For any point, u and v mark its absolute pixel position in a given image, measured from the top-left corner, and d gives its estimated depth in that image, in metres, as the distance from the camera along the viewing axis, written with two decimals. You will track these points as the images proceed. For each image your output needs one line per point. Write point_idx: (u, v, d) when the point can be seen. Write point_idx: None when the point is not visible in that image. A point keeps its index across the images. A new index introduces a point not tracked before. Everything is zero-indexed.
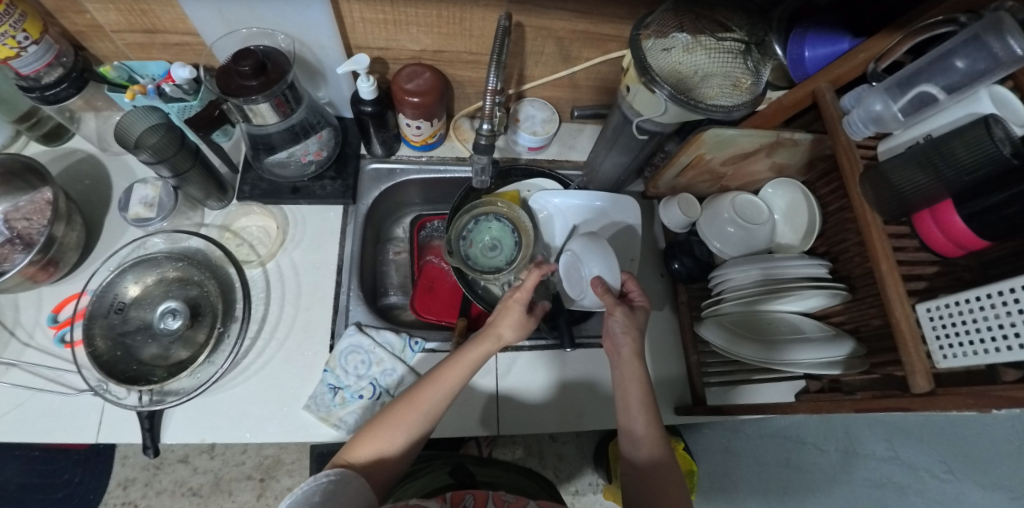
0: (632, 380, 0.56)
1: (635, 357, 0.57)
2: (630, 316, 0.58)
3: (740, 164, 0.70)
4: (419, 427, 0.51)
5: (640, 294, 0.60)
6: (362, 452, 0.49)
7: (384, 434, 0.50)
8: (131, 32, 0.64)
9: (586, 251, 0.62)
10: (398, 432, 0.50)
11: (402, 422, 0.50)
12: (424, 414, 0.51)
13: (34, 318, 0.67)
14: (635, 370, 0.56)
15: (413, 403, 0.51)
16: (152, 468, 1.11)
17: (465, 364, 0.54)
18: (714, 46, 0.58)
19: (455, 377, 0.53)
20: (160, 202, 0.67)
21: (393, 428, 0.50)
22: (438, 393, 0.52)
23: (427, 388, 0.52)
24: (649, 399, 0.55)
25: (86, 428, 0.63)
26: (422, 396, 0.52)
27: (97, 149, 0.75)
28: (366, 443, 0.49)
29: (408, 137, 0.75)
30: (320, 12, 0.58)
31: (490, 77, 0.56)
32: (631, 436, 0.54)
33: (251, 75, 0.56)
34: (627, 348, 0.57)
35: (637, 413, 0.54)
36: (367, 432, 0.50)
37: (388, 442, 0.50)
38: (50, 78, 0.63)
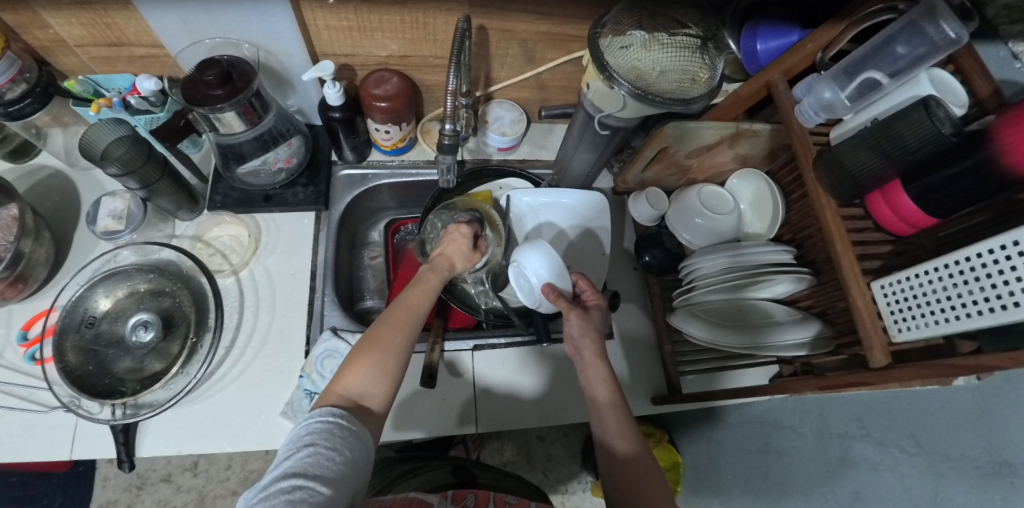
0: (597, 381, 0.57)
1: (598, 358, 0.58)
2: (585, 318, 0.60)
3: (704, 156, 0.72)
4: (404, 343, 0.49)
5: (592, 294, 0.63)
6: (350, 378, 0.45)
7: (372, 357, 0.47)
8: (95, 46, 0.64)
9: (535, 259, 0.62)
10: (385, 350, 0.48)
11: (386, 339, 0.48)
12: (406, 330, 0.50)
13: (4, 336, 0.67)
14: (598, 371, 0.58)
15: (395, 323, 0.50)
16: (135, 489, 1.08)
17: (430, 287, 0.56)
18: (670, 42, 0.61)
19: (423, 294, 0.55)
20: (129, 215, 0.67)
21: (381, 349, 0.47)
22: (414, 311, 0.52)
23: (402, 308, 0.52)
24: (618, 396, 0.56)
25: (61, 444, 0.63)
26: (399, 316, 0.51)
27: (65, 164, 0.75)
28: (356, 369, 0.46)
29: (379, 142, 0.76)
30: (284, 19, 0.60)
31: (451, 78, 0.55)
32: (603, 429, 0.54)
33: (216, 84, 0.57)
34: (588, 349, 0.59)
35: (604, 406, 0.55)
36: (351, 359, 0.47)
37: (377, 364, 0.47)
38: (14, 94, 0.64)
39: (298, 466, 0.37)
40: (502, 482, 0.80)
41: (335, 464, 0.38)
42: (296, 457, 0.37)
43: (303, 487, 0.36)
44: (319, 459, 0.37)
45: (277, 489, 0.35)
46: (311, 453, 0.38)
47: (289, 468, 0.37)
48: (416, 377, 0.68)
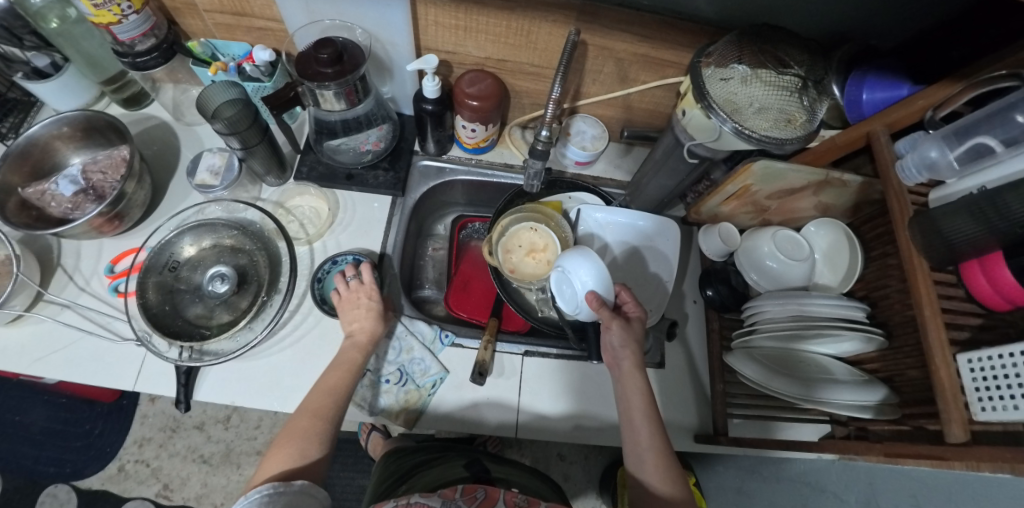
0: (635, 391, 0.57)
1: (636, 370, 0.59)
2: (627, 328, 0.60)
3: (785, 200, 0.71)
4: (322, 429, 0.54)
5: (634, 306, 0.62)
6: (272, 465, 0.50)
7: (294, 443, 0.52)
8: (221, 13, 0.69)
9: (578, 263, 0.60)
10: (307, 436, 0.53)
11: (301, 428, 0.53)
12: (324, 416, 0.55)
13: (93, 266, 0.72)
14: (636, 384, 0.58)
15: (311, 410, 0.56)
16: (169, 431, 1.16)
17: (346, 368, 0.61)
18: (773, 80, 0.61)
19: (341, 375, 0.60)
20: (225, 170, 0.72)
21: (301, 436, 0.53)
22: (331, 394, 0.57)
23: (316, 395, 0.57)
24: (654, 415, 0.56)
25: (126, 375, 0.67)
26: (318, 403, 0.56)
27: (171, 117, 0.81)
28: (278, 454, 0.51)
29: (462, 139, 0.78)
30: (399, 12, 0.63)
31: (557, 87, 0.58)
32: (635, 450, 0.54)
33: (328, 63, 0.60)
34: (627, 361, 0.59)
35: (641, 430, 0.54)
36: (275, 446, 0.52)
37: (299, 450, 0.52)
38: (144, 46, 0.70)
39: None
40: (515, 478, 0.78)
41: None
42: None
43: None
44: None
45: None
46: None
47: None
48: (466, 373, 0.69)
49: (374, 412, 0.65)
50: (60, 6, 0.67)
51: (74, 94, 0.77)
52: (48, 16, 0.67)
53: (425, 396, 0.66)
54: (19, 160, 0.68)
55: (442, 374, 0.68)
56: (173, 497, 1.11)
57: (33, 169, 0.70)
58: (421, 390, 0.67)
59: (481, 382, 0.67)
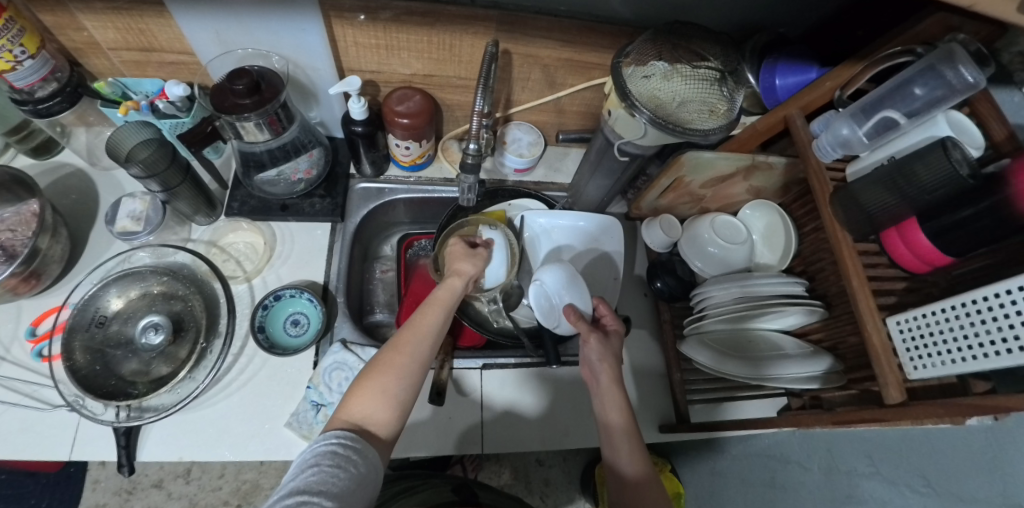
0: (613, 408, 0.55)
1: (614, 384, 0.57)
2: (604, 342, 0.60)
3: (719, 187, 0.73)
4: (411, 367, 0.50)
5: (612, 319, 0.63)
6: (359, 403, 0.46)
7: (376, 380, 0.48)
8: (128, 50, 0.66)
9: (557, 279, 0.65)
10: (394, 373, 0.49)
11: (390, 363, 0.49)
12: (414, 352, 0.51)
13: (12, 331, 0.67)
14: (614, 401, 0.56)
15: (399, 345, 0.51)
16: (125, 494, 1.09)
17: (440, 304, 0.57)
18: (691, 74, 0.63)
19: (435, 313, 0.56)
20: (149, 216, 0.67)
21: (386, 372, 0.48)
22: (423, 333, 0.53)
23: (406, 331, 0.53)
24: (634, 432, 0.54)
25: (61, 444, 0.62)
26: (409, 339, 0.52)
27: (87, 163, 0.76)
28: (365, 390, 0.47)
29: (397, 158, 0.77)
30: (314, 35, 0.62)
31: (479, 100, 0.58)
32: (614, 465, 0.53)
33: (245, 94, 0.58)
34: (604, 376, 0.58)
35: (617, 427, 0.54)
36: (358, 384, 0.48)
37: (383, 388, 0.48)
38: (44, 92, 0.65)
39: (302, 484, 0.38)
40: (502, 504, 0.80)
41: (340, 482, 0.40)
42: (302, 475, 0.39)
43: (308, 502, 0.37)
44: (323, 476, 0.39)
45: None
46: (315, 473, 0.39)
47: (295, 488, 0.39)
48: (423, 396, 0.67)
49: None
50: None
51: None
52: None
53: None
54: None
55: None
56: None
57: None
58: None
59: (440, 403, 0.65)
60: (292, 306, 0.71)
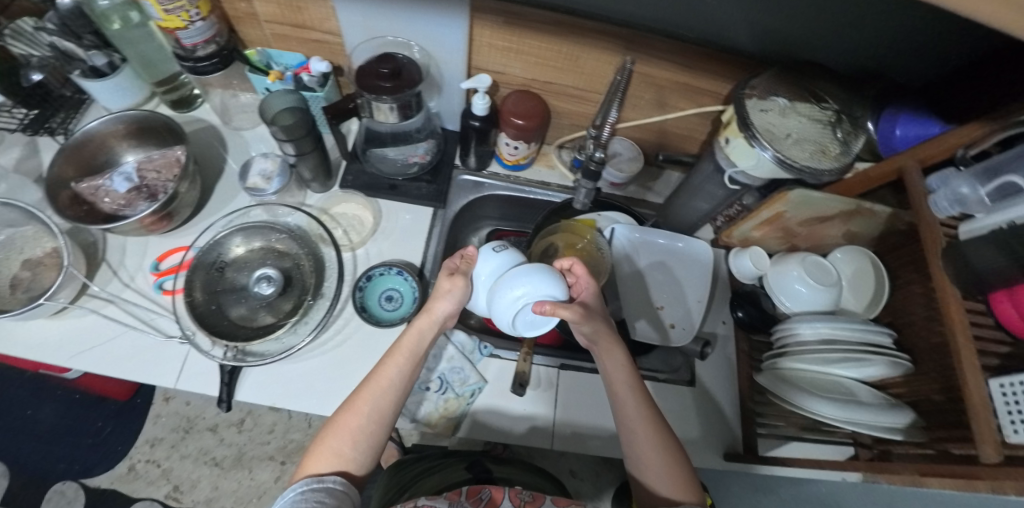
0: (617, 366, 0.58)
1: (617, 349, 0.59)
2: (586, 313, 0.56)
3: (815, 227, 0.73)
4: (363, 426, 0.53)
5: (584, 285, 0.60)
6: (313, 463, 0.51)
7: (331, 442, 0.52)
8: (281, 24, 0.72)
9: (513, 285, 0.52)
10: (347, 435, 0.52)
11: (344, 424, 0.53)
12: (366, 411, 0.54)
13: (139, 263, 0.74)
14: (618, 362, 0.58)
15: (352, 406, 0.54)
16: (181, 432, 1.18)
17: (401, 353, 0.57)
18: (806, 114, 0.64)
19: (395, 364, 0.57)
20: (277, 174, 0.72)
21: (340, 434, 0.52)
22: (383, 390, 0.55)
23: (364, 387, 0.55)
24: (642, 393, 0.57)
25: (167, 372, 0.67)
26: (369, 397, 0.55)
27: (220, 121, 0.83)
28: (319, 453, 0.52)
29: (503, 155, 0.81)
30: (456, 31, 0.67)
31: (614, 112, 0.60)
32: (629, 439, 0.56)
33: (387, 77, 0.64)
34: (602, 340, 0.58)
35: (649, 446, 0.55)
36: (318, 443, 0.53)
37: (338, 449, 0.52)
38: (204, 52, 0.71)
39: None
40: (518, 476, 0.83)
41: None
42: None
43: None
44: None
45: None
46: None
47: None
48: (505, 384, 0.70)
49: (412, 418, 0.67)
50: (122, 8, 0.71)
51: (127, 94, 0.79)
52: (110, 17, 0.71)
53: (464, 404, 0.68)
54: (73, 153, 0.70)
55: (481, 384, 0.69)
56: (183, 499, 1.13)
57: (88, 160, 0.72)
58: (460, 398, 0.68)
59: (521, 393, 0.68)
60: (387, 281, 0.74)
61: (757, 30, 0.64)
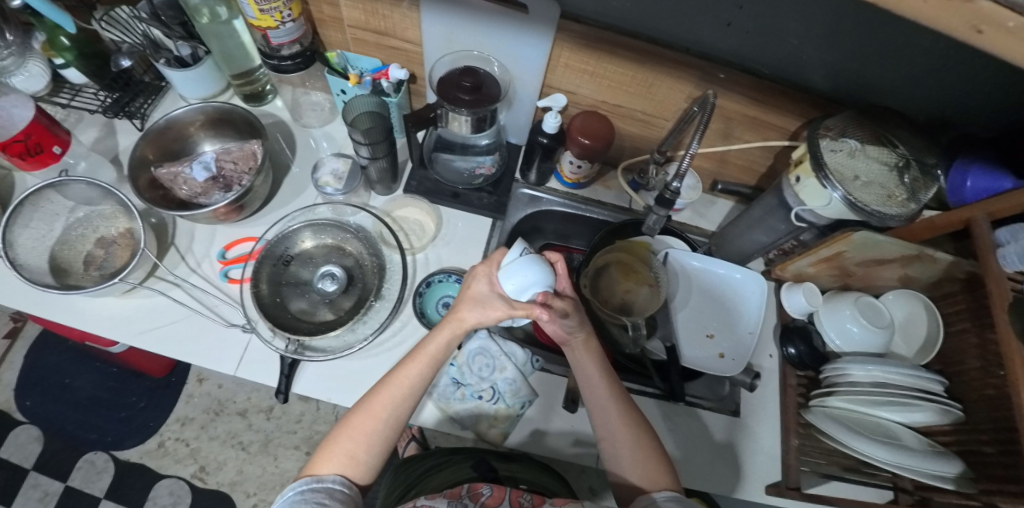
0: (590, 361, 0.61)
1: (591, 341, 0.62)
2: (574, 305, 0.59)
3: (871, 268, 0.74)
4: (377, 430, 0.54)
5: (565, 279, 0.61)
6: (322, 463, 0.52)
7: (344, 444, 0.53)
8: (363, 30, 0.75)
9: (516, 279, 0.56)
10: (361, 440, 0.53)
11: (357, 426, 0.54)
12: (382, 415, 0.55)
13: (205, 250, 0.75)
14: (590, 356, 0.61)
15: (366, 409, 0.55)
16: (211, 414, 1.20)
17: (424, 358, 0.58)
18: (874, 158, 0.65)
19: (415, 369, 0.57)
20: (348, 176, 0.74)
21: (353, 437, 0.53)
22: (399, 393, 0.56)
23: (381, 390, 0.56)
24: (616, 387, 0.61)
25: (228, 359, 0.68)
26: (384, 399, 0.55)
27: (290, 118, 0.86)
28: (329, 455, 0.52)
29: (564, 173, 0.83)
30: (537, 51, 0.68)
31: (695, 142, 0.60)
32: (609, 437, 0.58)
33: (467, 91, 0.65)
34: (580, 336, 0.61)
35: (623, 438, 0.57)
36: (330, 442, 0.54)
37: (350, 452, 0.53)
38: (289, 52, 0.74)
39: None
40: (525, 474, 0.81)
41: None
42: None
43: None
44: None
45: None
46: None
47: None
48: (556, 400, 0.71)
49: (463, 426, 0.68)
50: (213, 3, 0.73)
51: (205, 85, 0.82)
52: (201, 12, 0.73)
53: (514, 415, 0.69)
54: (157, 137, 0.73)
55: (531, 397, 0.70)
56: (208, 480, 1.15)
57: (167, 146, 0.76)
58: (511, 409, 0.69)
59: (573, 409, 0.69)
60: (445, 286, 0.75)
61: (834, 69, 0.64)
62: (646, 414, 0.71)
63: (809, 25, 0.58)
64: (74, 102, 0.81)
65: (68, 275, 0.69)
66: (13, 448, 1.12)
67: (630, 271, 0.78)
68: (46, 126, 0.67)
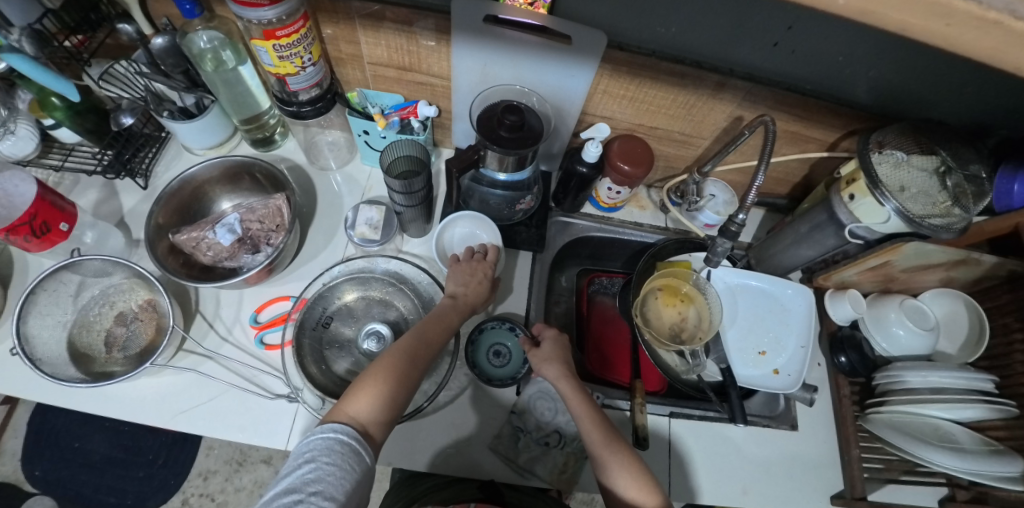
0: (566, 391, 0.63)
1: (565, 377, 0.64)
2: (550, 349, 0.67)
3: (915, 273, 0.74)
4: (410, 375, 0.56)
5: (546, 327, 0.69)
6: (356, 401, 0.51)
7: (379, 384, 0.53)
8: (386, 66, 0.71)
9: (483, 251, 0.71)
10: (394, 379, 0.54)
11: (386, 370, 0.55)
12: (416, 360, 0.57)
13: (235, 315, 0.70)
14: (567, 387, 0.63)
15: (404, 353, 0.57)
16: (235, 464, 1.15)
17: (445, 324, 0.63)
18: (920, 169, 0.62)
19: (438, 331, 0.61)
20: (383, 225, 0.72)
21: (388, 377, 0.54)
22: (429, 347, 0.59)
23: (408, 340, 0.58)
24: (595, 409, 0.61)
25: (278, 432, 0.64)
26: (415, 350, 0.58)
27: (306, 161, 0.81)
28: (365, 393, 0.52)
29: (600, 199, 0.81)
30: (580, 81, 0.66)
31: (759, 178, 0.60)
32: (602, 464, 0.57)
33: (508, 128, 0.62)
34: (553, 373, 0.64)
35: (620, 464, 0.56)
36: (361, 383, 0.53)
37: (385, 393, 0.53)
38: (307, 96, 0.69)
39: (299, 481, 0.44)
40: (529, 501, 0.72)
41: (335, 480, 0.45)
42: (301, 471, 0.45)
43: (304, 501, 0.43)
44: (319, 474, 0.45)
45: (282, 503, 0.43)
46: (314, 468, 0.45)
47: (299, 481, 0.45)
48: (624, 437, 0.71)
49: (533, 475, 0.66)
50: (218, 48, 0.69)
51: (214, 134, 0.76)
52: (206, 57, 0.69)
53: (582, 459, 0.66)
54: (172, 198, 0.68)
55: None
56: None
57: (183, 206, 0.70)
58: (579, 453, 0.67)
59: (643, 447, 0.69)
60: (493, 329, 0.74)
61: (879, 87, 0.64)
62: (707, 438, 0.73)
63: (860, 47, 0.58)
64: (68, 163, 0.74)
65: (91, 361, 0.63)
66: None
67: (676, 295, 0.79)
68: (50, 202, 0.62)
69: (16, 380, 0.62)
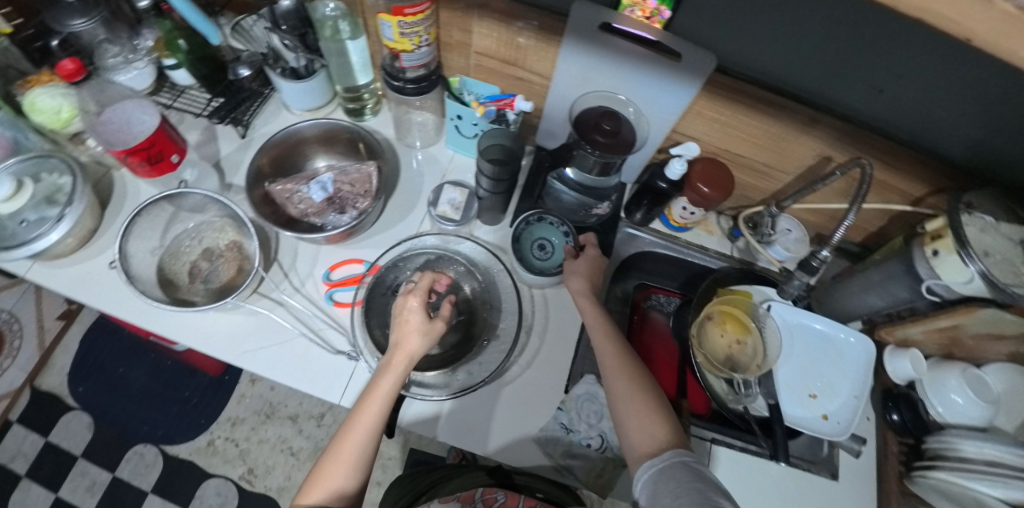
0: (588, 309, 0.67)
1: (590, 297, 0.68)
2: (589, 263, 0.71)
3: (985, 341, 0.72)
4: (353, 469, 0.52)
5: (589, 243, 0.73)
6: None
7: (322, 484, 0.51)
8: (491, 58, 0.74)
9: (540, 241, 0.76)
10: (337, 480, 0.51)
11: (336, 463, 0.52)
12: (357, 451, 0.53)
13: (309, 269, 0.73)
14: (590, 306, 0.67)
15: (340, 449, 0.52)
16: (262, 416, 1.17)
17: (380, 396, 0.55)
18: (1007, 235, 0.61)
19: (375, 407, 0.55)
20: (464, 207, 0.76)
21: (329, 476, 0.51)
22: (367, 427, 0.53)
23: (348, 434, 0.53)
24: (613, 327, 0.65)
25: (334, 386, 0.66)
26: (355, 433, 0.53)
27: (395, 136, 0.84)
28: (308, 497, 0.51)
29: (672, 216, 0.81)
30: (677, 100, 0.68)
31: (849, 218, 0.61)
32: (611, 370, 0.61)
33: (605, 133, 0.64)
34: (576, 284, 0.69)
35: (631, 392, 0.58)
36: (308, 486, 0.51)
37: (332, 490, 0.51)
38: (413, 74, 0.72)
39: None
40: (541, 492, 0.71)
41: None
42: None
43: None
44: None
45: None
46: None
47: None
48: None
49: (571, 474, 0.67)
50: (338, 18, 0.72)
51: (315, 97, 0.81)
52: (325, 24, 0.72)
53: (621, 467, 0.66)
54: (273, 149, 0.72)
55: None
56: (256, 482, 1.11)
57: (280, 158, 0.74)
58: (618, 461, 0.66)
59: None
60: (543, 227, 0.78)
61: (974, 145, 0.63)
62: (744, 470, 0.73)
63: (968, 106, 0.57)
64: (178, 103, 0.80)
65: (175, 288, 0.67)
66: (64, 432, 1.09)
67: (730, 321, 0.79)
68: (166, 133, 0.66)
69: (108, 295, 0.67)
